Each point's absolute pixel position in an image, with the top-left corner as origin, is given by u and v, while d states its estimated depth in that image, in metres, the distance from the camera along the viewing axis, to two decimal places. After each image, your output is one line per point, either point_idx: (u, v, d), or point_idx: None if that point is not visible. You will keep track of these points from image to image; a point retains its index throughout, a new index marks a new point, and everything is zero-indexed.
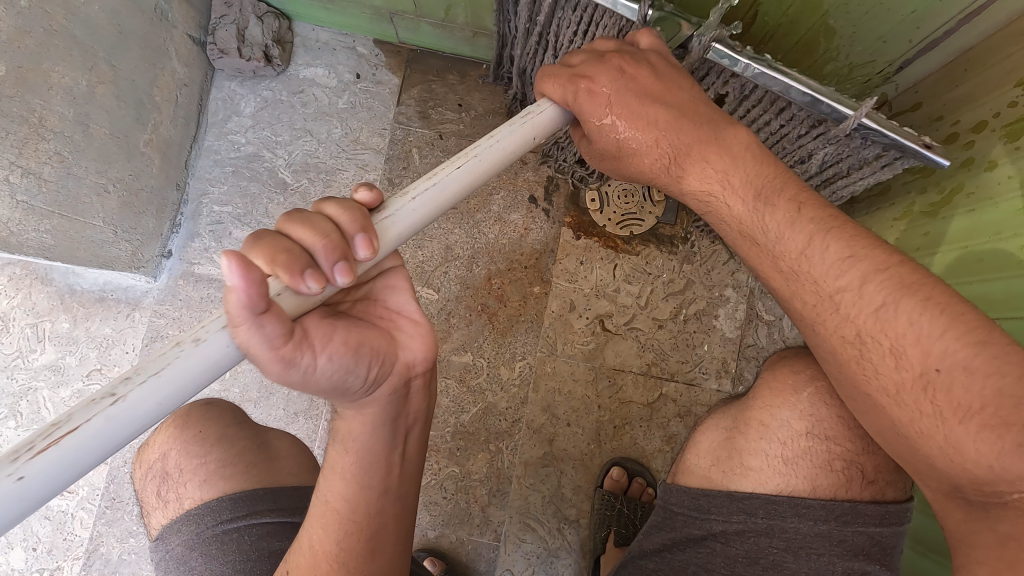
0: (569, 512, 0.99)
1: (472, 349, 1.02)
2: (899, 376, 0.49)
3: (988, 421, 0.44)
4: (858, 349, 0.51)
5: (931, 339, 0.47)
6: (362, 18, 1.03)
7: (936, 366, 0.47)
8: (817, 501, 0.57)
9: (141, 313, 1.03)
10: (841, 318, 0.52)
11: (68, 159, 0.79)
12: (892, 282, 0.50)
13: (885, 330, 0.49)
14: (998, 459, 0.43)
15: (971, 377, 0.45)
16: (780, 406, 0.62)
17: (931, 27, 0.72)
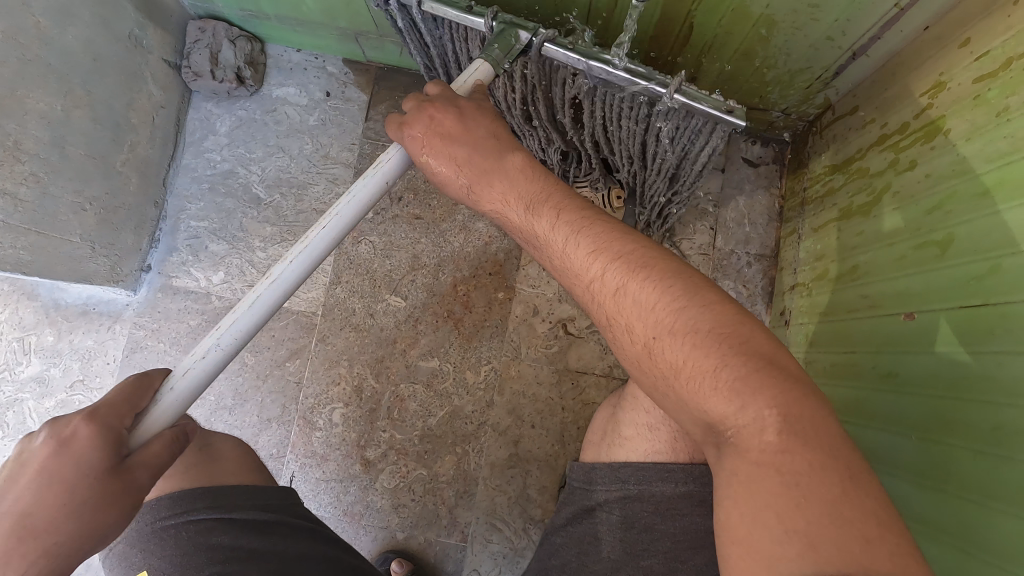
0: (534, 512, 1.01)
1: (439, 354, 1.05)
2: (633, 347, 0.52)
3: (695, 372, 0.48)
4: (611, 333, 0.55)
5: (648, 311, 0.51)
6: (330, 40, 1.07)
7: (653, 333, 0.50)
8: (678, 465, 0.60)
9: (121, 325, 1.08)
10: (594, 310, 0.56)
11: (44, 180, 0.84)
12: (615, 264, 0.54)
13: (618, 310, 0.53)
14: (715, 404, 0.46)
15: (676, 341, 0.49)
16: None
17: (856, 36, 0.75)
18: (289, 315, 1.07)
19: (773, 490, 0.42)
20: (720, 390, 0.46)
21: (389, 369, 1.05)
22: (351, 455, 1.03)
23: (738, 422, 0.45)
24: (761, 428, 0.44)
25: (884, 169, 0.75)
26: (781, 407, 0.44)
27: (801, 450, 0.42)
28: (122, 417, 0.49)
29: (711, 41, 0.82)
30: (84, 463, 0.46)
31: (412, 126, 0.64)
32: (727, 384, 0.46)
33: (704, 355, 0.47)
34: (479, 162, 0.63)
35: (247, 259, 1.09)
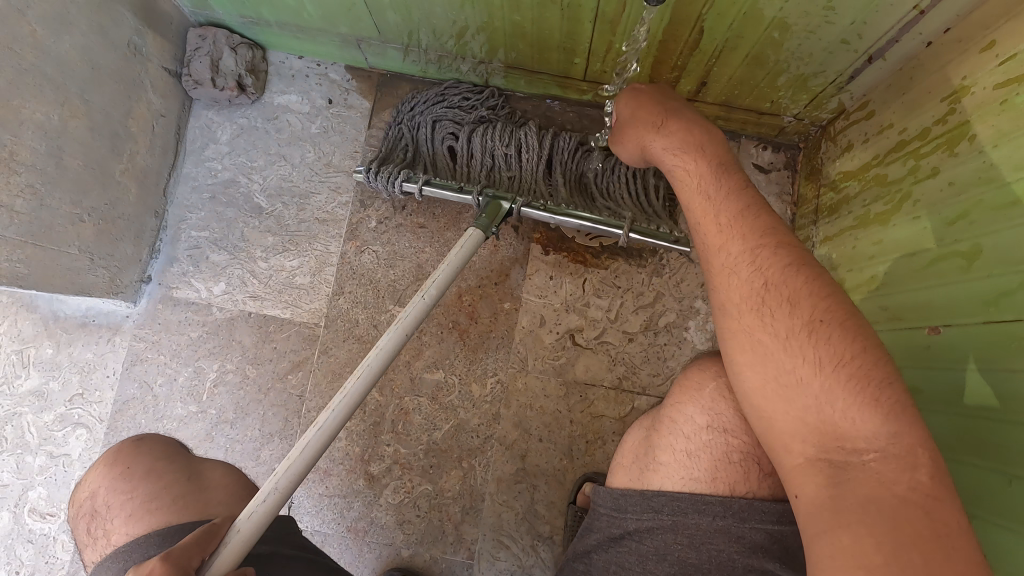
0: (543, 528, 0.99)
1: (444, 366, 1.03)
2: (790, 323, 0.55)
3: (853, 376, 0.51)
4: (758, 305, 0.58)
5: (821, 299, 0.55)
6: (331, 46, 1.05)
7: (822, 317, 0.54)
8: (716, 497, 0.58)
9: (121, 337, 1.06)
10: (742, 278, 0.60)
11: (40, 191, 0.82)
12: (793, 264, 0.58)
13: (785, 288, 0.57)
14: (867, 417, 0.50)
15: (845, 336, 0.53)
16: (686, 402, 0.63)
17: (873, 38, 0.73)
18: (291, 326, 1.05)
19: (919, 530, 0.45)
20: (882, 404, 0.50)
21: (393, 382, 1.02)
22: (355, 470, 1.00)
23: (887, 448, 0.49)
24: (912, 465, 0.48)
25: (903, 176, 0.72)
26: (932, 452, 0.48)
27: (947, 499, 0.46)
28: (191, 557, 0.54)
29: (722, 46, 0.80)
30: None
31: (639, 95, 0.80)
32: (891, 402, 0.50)
33: (877, 364, 0.51)
34: (665, 133, 0.74)
35: (249, 270, 1.07)
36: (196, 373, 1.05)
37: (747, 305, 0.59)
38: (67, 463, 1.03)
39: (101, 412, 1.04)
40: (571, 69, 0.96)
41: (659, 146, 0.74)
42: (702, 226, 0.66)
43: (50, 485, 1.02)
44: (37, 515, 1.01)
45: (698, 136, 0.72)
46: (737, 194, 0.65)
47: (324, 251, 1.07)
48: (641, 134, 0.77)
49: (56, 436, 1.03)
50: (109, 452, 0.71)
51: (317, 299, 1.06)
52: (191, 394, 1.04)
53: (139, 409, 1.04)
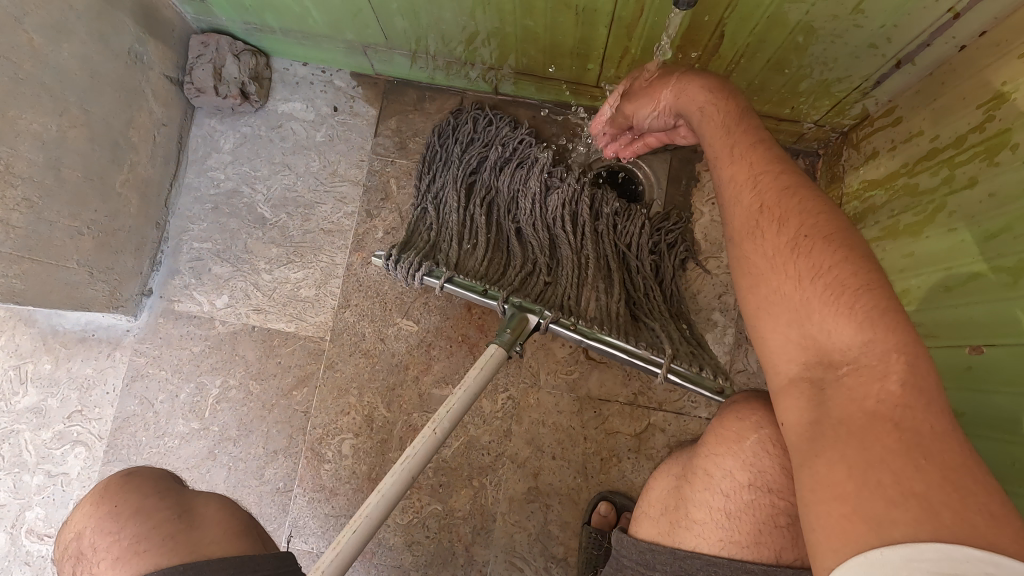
0: (556, 550, 0.95)
1: (454, 382, 0.99)
2: (776, 242, 0.55)
3: (835, 290, 0.50)
4: (751, 229, 0.58)
5: (810, 216, 0.54)
6: (336, 53, 1.03)
7: (807, 234, 0.53)
8: (759, 565, 0.54)
9: (121, 352, 1.03)
10: (742, 204, 0.60)
11: (38, 204, 0.80)
12: (781, 192, 0.57)
13: (774, 214, 0.56)
14: (846, 328, 0.48)
15: (827, 249, 0.52)
16: (725, 456, 0.59)
17: (903, 41, 0.70)
18: (296, 340, 1.02)
19: (890, 445, 0.42)
20: (855, 312, 0.48)
21: (401, 397, 0.99)
22: (362, 489, 0.97)
23: (861, 358, 0.47)
24: (884, 374, 0.45)
25: (936, 186, 0.69)
26: (911, 357, 0.45)
27: (921, 407, 0.43)
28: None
29: (743, 51, 0.77)
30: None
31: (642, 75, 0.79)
32: (866, 310, 0.48)
33: (855, 274, 0.49)
34: (696, 79, 0.72)
35: (252, 282, 1.04)
36: (198, 389, 1.02)
37: (744, 230, 0.59)
38: (66, 482, 1.00)
39: (101, 430, 1.01)
40: (584, 75, 0.93)
41: (695, 87, 0.71)
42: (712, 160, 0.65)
43: (48, 505, 0.99)
44: (34, 536, 0.98)
45: (709, 78, 0.71)
46: (736, 129, 0.65)
47: (329, 263, 1.04)
48: (651, 91, 0.76)
49: (55, 455, 1.00)
50: (95, 488, 0.68)
51: (322, 312, 1.03)
52: (193, 411, 1.01)
53: (139, 427, 1.01)
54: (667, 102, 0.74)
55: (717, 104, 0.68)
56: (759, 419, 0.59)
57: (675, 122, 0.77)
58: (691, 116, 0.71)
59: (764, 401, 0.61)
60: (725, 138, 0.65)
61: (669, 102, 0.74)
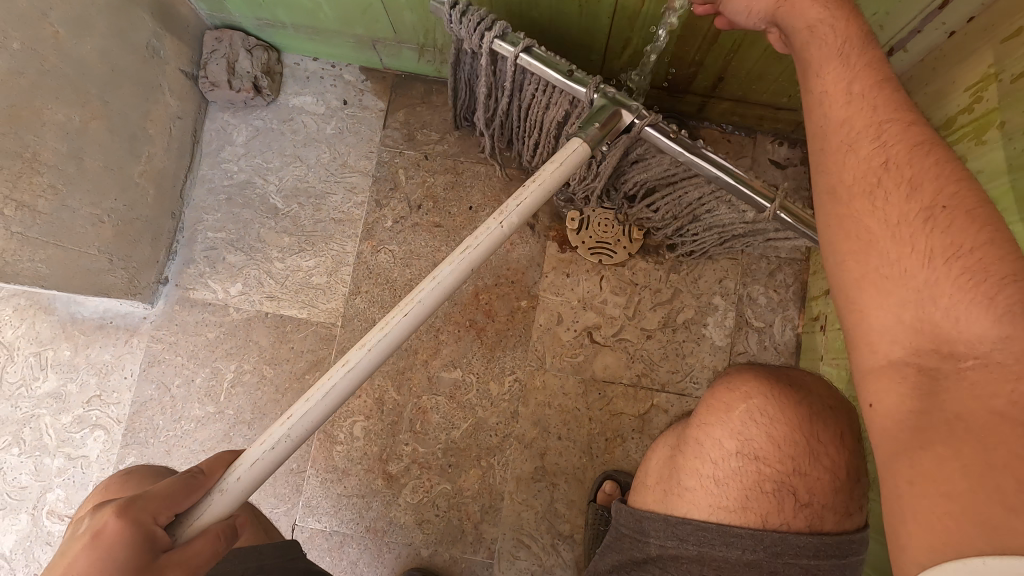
0: (563, 527, 0.98)
1: (462, 365, 1.02)
2: (904, 208, 0.48)
3: (970, 268, 0.43)
4: (869, 184, 0.50)
5: (953, 181, 0.47)
6: (346, 48, 1.06)
7: (945, 204, 0.46)
8: (747, 530, 0.56)
9: (139, 338, 1.06)
10: (859, 155, 0.52)
11: (62, 192, 0.83)
12: (905, 148, 0.50)
13: (900, 169, 0.49)
14: (979, 319, 0.42)
15: (971, 223, 0.44)
16: (714, 424, 0.61)
17: (894, 29, 0.73)
18: (309, 327, 1.05)
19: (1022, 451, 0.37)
20: (997, 304, 0.42)
21: (411, 381, 1.02)
22: (373, 470, 1.00)
23: (993, 354, 0.41)
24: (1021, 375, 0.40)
25: None
26: None
27: None
28: (158, 513, 0.47)
29: (742, 40, 0.80)
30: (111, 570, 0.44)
31: None
32: (1011, 303, 0.41)
33: (1003, 260, 0.43)
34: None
35: (265, 270, 1.07)
36: (213, 374, 1.04)
37: (856, 184, 0.51)
38: (85, 465, 1.03)
39: (119, 414, 1.04)
40: (588, 67, 0.96)
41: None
42: (821, 96, 0.56)
43: (68, 487, 1.02)
44: (55, 517, 1.01)
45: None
46: (858, 59, 0.54)
47: (340, 251, 1.07)
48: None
49: (74, 438, 1.03)
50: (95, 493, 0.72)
51: (334, 299, 1.06)
52: (208, 395, 1.04)
53: (156, 410, 1.04)
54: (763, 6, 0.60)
55: (834, 22, 0.56)
56: (748, 390, 0.61)
57: (767, 28, 0.62)
58: (795, 27, 0.58)
59: (755, 372, 0.63)
60: (839, 62, 0.55)
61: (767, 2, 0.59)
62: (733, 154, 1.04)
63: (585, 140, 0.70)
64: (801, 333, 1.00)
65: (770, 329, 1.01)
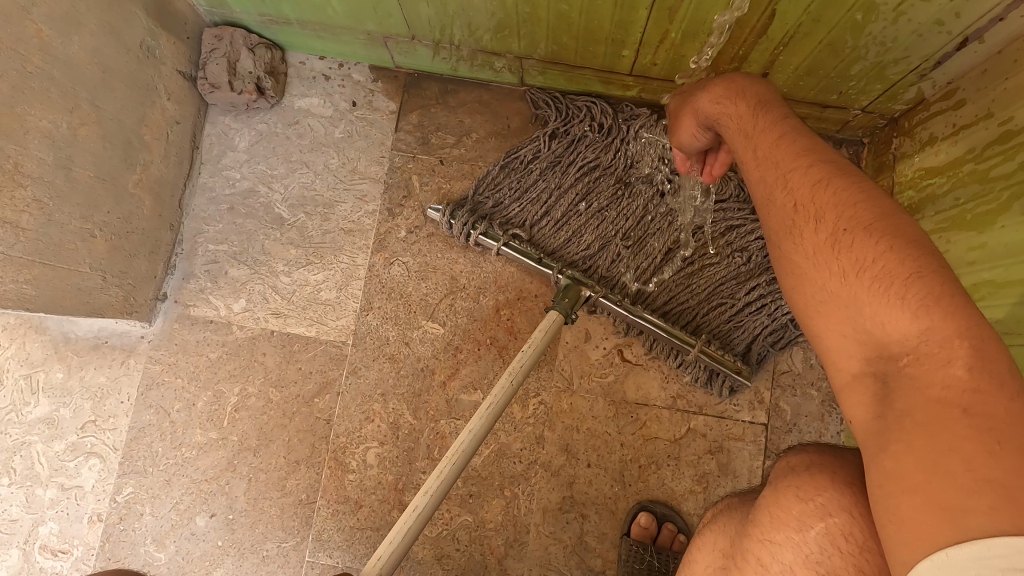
0: (593, 562, 0.91)
1: (483, 387, 0.95)
2: (814, 239, 0.50)
3: (882, 275, 0.45)
4: (788, 225, 0.53)
5: (848, 207, 0.49)
6: (355, 45, 0.98)
7: (845, 228, 0.48)
8: None
9: (136, 359, 0.99)
10: (774, 203, 0.55)
11: (49, 206, 0.76)
12: (809, 183, 0.53)
13: (812, 200, 0.52)
14: (900, 319, 0.44)
15: (871, 239, 0.47)
16: (781, 545, 0.48)
17: (974, 15, 0.65)
18: (317, 346, 0.98)
19: (960, 432, 0.39)
20: (908, 300, 0.44)
21: (428, 405, 0.95)
22: (388, 500, 0.93)
23: (921, 347, 0.43)
24: (947, 359, 0.41)
25: (1012, 171, 0.66)
26: (975, 341, 0.41)
27: (995, 392, 0.39)
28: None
29: (793, 30, 0.73)
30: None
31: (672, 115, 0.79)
32: (920, 297, 0.43)
33: (903, 261, 0.45)
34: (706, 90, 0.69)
35: (270, 285, 1.00)
36: (216, 398, 0.97)
37: (781, 229, 0.53)
38: (80, 496, 0.96)
39: (115, 440, 0.97)
40: (618, 63, 0.88)
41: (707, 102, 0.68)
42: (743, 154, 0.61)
43: (62, 520, 0.95)
44: (47, 552, 0.94)
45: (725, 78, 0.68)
46: (758, 126, 0.61)
47: (350, 264, 1.00)
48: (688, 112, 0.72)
49: (68, 467, 0.96)
50: None
51: (344, 315, 0.99)
52: (210, 420, 0.97)
53: (155, 437, 0.97)
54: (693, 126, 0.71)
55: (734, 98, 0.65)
56: (826, 504, 0.47)
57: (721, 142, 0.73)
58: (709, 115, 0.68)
59: (833, 472, 0.49)
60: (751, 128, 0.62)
61: (694, 127, 0.71)
62: None
63: (559, 313, 0.81)
64: None
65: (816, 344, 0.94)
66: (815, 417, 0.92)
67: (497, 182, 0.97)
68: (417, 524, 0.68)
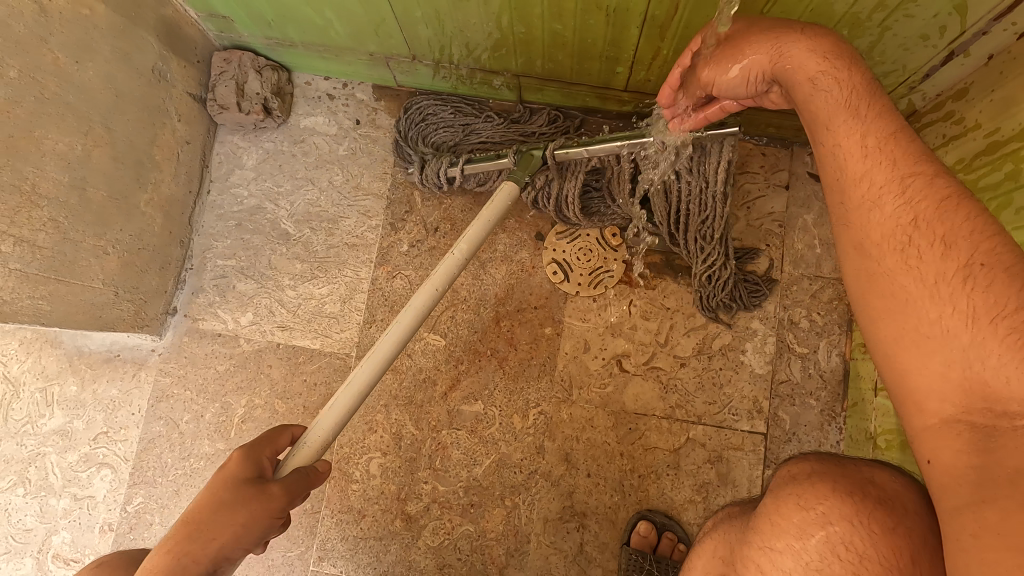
0: (595, 572, 0.91)
1: (483, 398, 0.96)
2: (940, 268, 0.48)
3: (1016, 328, 0.44)
4: (901, 245, 0.51)
5: (983, 239, 0.47)
6: (359, 65, 1.01)
7: (983, 262, 0.46)
8: None
9: (146, 372, 1.02)
10: (885, 213, 0.52)
11: (64, 224, 0.79)
12: (936, 201, 0.50)
13: (938, 221, 0.49)
14: None
15: (1009, 284, 0.45)
16: (781, 553, 0.49)
17: (958, 30, 0.67)
18: (322, 357, 1.00)
19: None
20: None
21: (429, 416, 0.97)
22: (390, 510, 0.94)
23: None
24: None
25: (1000, 181, 0.66)
26: None
27: None
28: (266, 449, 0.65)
29: None
30: (234, 474, 0.61)
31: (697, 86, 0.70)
32: None
33: None
34: (803, 34, 0.60)
35: (277, 299, 1.02)
36: (223, 409, 1.00)
37: (887, 243, 0.52)
38: (92, 506, 0.98)
39: (126, 451, 0.99)
40: (613, 79, 0.90)
41: (802, 51, 0.59)
42: (832, 148, 0.57)
43: (74, 529, 0.98)
44: (60, 561, 0.97)
45: (830, 34, 0.60)
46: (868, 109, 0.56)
47: (354, 277, 1.02)
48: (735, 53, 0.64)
49: (81, 478, 0.99)
50: None
51: (348, 327, 1.01)
52: (217, 432, 0.99)
53: (164, 448, 0.99)
54: (760, 69, 0.63)
55: (838, 67, 0.58)
56: (827, 512, 0.48)
57: (768, 89, 0.65)
58: (795, 84, 0.60)
59: (834, 482, 0.50)
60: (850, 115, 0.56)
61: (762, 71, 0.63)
62: (769, 167, 0.99)
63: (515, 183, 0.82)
64: (849, 358, 0.93)
65: (814, 354, 0.94)
66: (814, 426, 0.93)
67: (444, 121, 1.01)
68: (349, 399, 0.67)
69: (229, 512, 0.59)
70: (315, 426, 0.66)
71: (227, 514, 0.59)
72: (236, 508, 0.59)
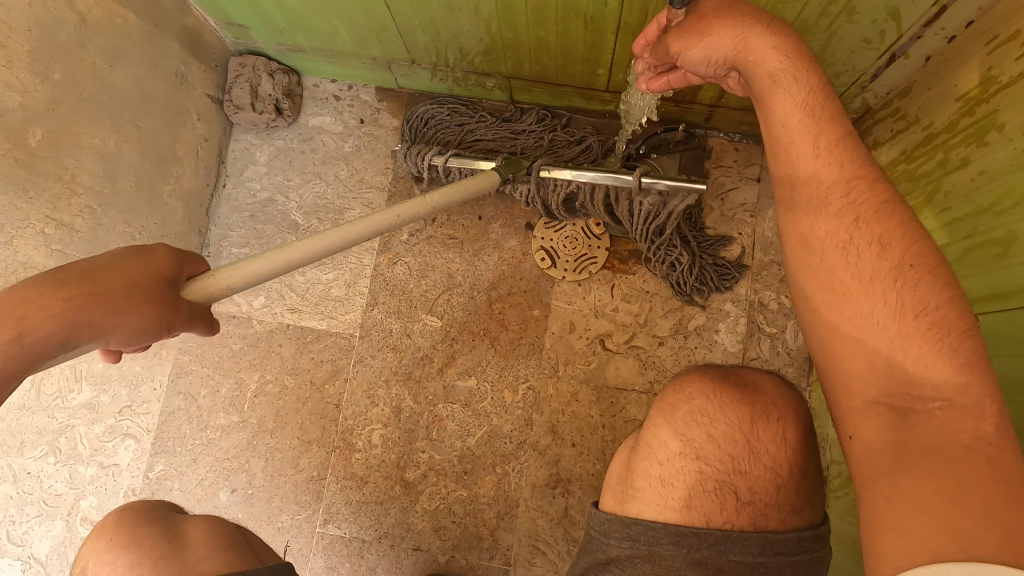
0: (578, 534, 0.99)
1: (477, 374, 1.05)
2: (876, 265, 0.54)
3: (932, 324, 0.50)
4: (843, 241, 0.57)
5: (913, 245, 0.54)
6: (362, 68, 1.10)
7: (911, 263, 0.53)
8: (691, 529, 0.57)
9: (167, 351, 1.10)
10: (831, 211, 0.58)
11: (98, 212, 0.88)
12: (873, 207, 0.57)
13: (874, 225, 0.56)
14: (944, 366, 0.49)
15: (933, 283, 0.51)
16: (660, 425, 0.62)
17: (896, 35, 0.74)
18: (328, 337, 1.09)
19: (981, 475, 0.44)
20: (957, 353, 0.49)
21: (427, 390, 1.05)
22: (391, 476, 1.02)
23: (956, 398, 0.48)
24: (979, 415, 0.47)
25: (933, 169, 0.75)
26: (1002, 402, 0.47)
27: (1010, 450, 0.45)
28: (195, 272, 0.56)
29: None
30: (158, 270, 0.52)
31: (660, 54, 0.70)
32: (968, 354, 0.49)
33: (961, 316, 0.50)
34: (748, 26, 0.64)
35: (287, 284, 1.11)
36: (237, 384, 1.08)
37: (831, 242, 0.58)
38: (117, 472, 1.07)
39: (149, 423, 1.08)
40: (594, 81, 0.99)
41: (761, 43, 0.62)
42: (788, 146, 0.62)
43: (100, 494, 1.06)
44: (88, 523, 1.05)
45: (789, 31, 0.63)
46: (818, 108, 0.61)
47: (358, 264, 1.10)
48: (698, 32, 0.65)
49: (107, 447, 1.07)
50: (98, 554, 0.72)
51: (352, 310, 1.09)
52: (232, 405, 1.08)
53: (184, 420, 1.08)
54: (722, 52, 0.64)
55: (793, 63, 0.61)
56: (689, 389, 0.62)
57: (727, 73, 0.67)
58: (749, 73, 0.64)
59: (699, 373, 0.65)
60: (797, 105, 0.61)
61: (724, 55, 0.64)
62: (742, 162, 1.06)
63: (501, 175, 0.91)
64: None
65: (783, 334, 1.02)
66: None
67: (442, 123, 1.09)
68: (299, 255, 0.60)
69: (132, 296, 0.49)
70: (258, 260, 0.57)
71: (139, 292, 0.50)
72: (146, 297, 0.50)
